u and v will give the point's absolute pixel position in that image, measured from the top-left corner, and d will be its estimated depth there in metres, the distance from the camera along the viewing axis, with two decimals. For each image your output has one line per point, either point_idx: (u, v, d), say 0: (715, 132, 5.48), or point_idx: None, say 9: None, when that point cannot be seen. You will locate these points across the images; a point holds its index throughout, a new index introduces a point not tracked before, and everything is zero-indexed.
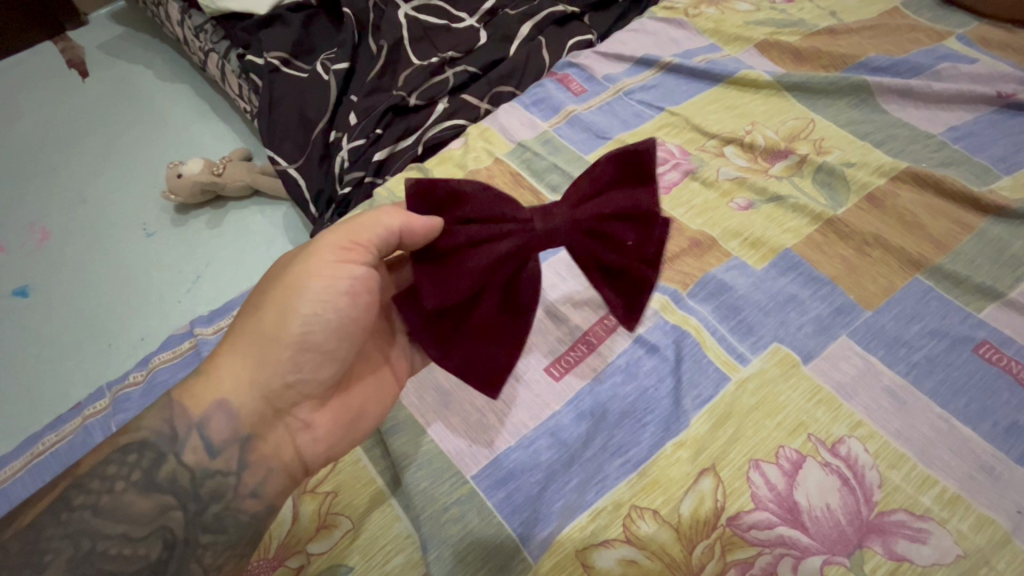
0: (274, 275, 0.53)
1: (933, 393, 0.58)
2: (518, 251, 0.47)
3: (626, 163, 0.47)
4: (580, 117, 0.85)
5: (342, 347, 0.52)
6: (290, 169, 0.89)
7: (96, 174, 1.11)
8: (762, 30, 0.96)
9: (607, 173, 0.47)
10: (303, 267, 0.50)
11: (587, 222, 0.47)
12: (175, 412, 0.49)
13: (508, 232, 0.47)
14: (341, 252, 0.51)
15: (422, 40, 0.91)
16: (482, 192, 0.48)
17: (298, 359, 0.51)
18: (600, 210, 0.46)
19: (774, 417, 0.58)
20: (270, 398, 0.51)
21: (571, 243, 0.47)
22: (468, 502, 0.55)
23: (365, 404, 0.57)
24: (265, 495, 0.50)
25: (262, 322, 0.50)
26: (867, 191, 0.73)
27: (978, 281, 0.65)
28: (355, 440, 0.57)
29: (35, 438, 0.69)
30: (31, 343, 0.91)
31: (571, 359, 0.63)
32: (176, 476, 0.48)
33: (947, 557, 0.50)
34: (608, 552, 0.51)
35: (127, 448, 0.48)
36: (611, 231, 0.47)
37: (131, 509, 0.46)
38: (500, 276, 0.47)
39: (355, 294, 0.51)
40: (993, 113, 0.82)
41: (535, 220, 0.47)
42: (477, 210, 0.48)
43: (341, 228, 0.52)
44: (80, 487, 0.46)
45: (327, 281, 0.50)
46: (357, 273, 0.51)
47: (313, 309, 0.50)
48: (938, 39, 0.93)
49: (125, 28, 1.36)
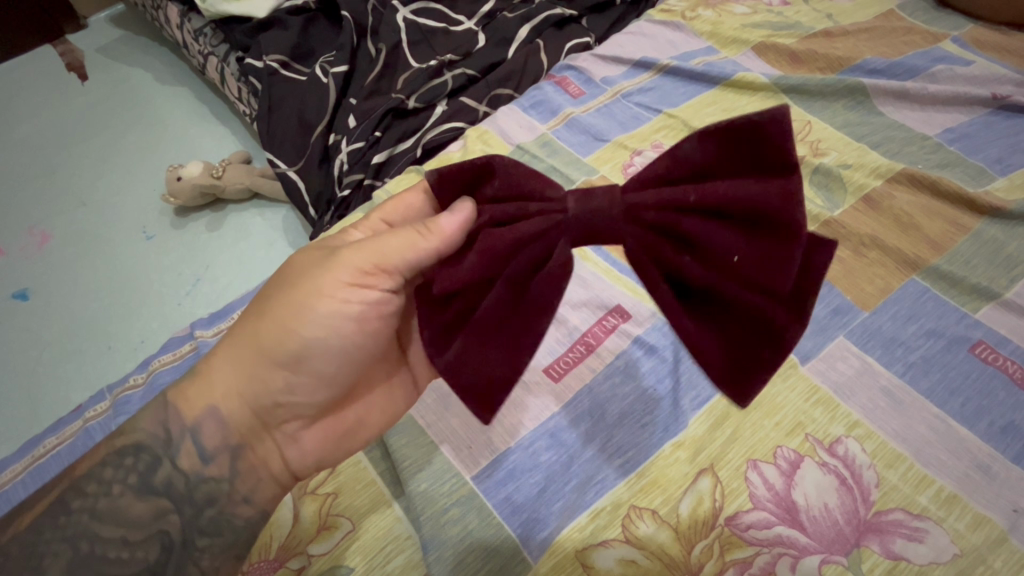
0: (284, 280, 0.51)
1: (930, 393, 0.59)
2: (545, 234, 0.40)
3: (737, 149, 0.38)
4: (578, 120, 0.85)
5: (339, 370, 0.51)
6: (288, 171, 0.89)
7: (95, 177, 1.11)
8: (758, 33, 0.96)
9: (706, 157, 0.39)
10: (314, 284, 0.49)
11: (651, 210, 0.39)
12: (170, 415, 0.49)
13: (535, 212, 0.40)
14: (358, 274, 0.48)
15: (420, 43, 0.92)
16: (511, 165, 0.42)
17: (292, 379, 0.50)
18: (680, 200, 0.39)
19: (771, 418, 0.58)
20: (261, 412, 0.51)
21: (624, 236, 0.39)
22: (468, 502, 0.55)
23: (358, 419, 0.57)
24: (258, 500, 0.51)
25: (260, 334, 0.49)
26: (862, 193, 0.74)
27: (974, 282, 0.65)
28: (344, 453, 0.57)
29: (35, 440, 0.69)
30: (30, 347, 0.91)
31: (570, 361, 0.63)
32: (172, 479, 0.48)
33: (944, 556, 0.50)
34: (608, 552, 0.52)
35: (123, 450, 0.48)
36: (694, 231, 0.39)
37: (129, 512, 0.47)
38: (517, 266, 0.41)
39: (363, 320, 0.50)
40: (988, 115, 0.82)
41: (569, 202, 0.39)
42: (504, 187, 0.42)
43: (364, 249, 0.48)
44: (77, 491, 0.46)
45: (332, 305, 0.48)
46: (370, 298, 0.49)
47: (315, 333, 0.49)
48: (933, 41, 0.94)
49: (123, 32, 1.37)
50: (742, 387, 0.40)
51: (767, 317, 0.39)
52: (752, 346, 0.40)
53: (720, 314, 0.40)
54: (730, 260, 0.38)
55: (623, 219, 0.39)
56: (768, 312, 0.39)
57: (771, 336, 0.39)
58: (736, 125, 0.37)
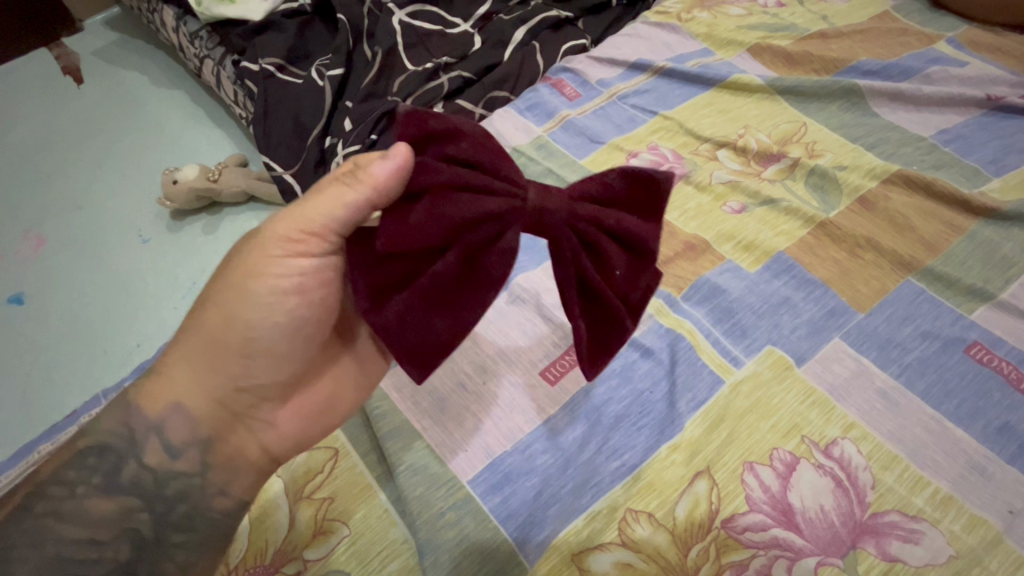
0: (220, 269, 0.51)
1: (926, 395, 0.59)
2: (503, 216, 0.38)
3: (644, 188, 0.40)
4: (574, 122, 0.85)
5: (296, 345, 0.51)
6: (285, 174, 0.89)
7: (89, 180, 1.11)
8: (753, 35, 0.97)
9: (621, 188, 0.40)
10: (247, 264, 0.48)
11: (585, 222, 0.39)
12: (134, 414, 0.50)
13: (500, 190, 0.39)
14: (292, 244, 0.46)
15: (415, 46, 0.91)
16: (482, 137, 0.41)
17: (249, 363, 0.50)
18: (600, 220, 0.39)
19: (767, 420, 0.58)
20: (225, 402, 0.51)
21: (560, 236, 0.39)
22: (464, 506, 0.55)
23: (331, 394, 0.56)
24: (234, 492, 0.52)
25: (206, 326, 0.49)
26: (858, 195, 0.74)
27: (969, 283, 0.66)
28: (323, 428, 0.57)
29: (30, 446, 0.70)
30: (24, 351, 0.91)
31: (565, 364, 0.63)
32: (139, 477, 0.49)
33: (939, 558, 0.50)
34: (604, 555, 0.52)
35: (86, 452, 0.49)
36: (604, 247, 0.40)
37: (95, 510, 0.48)
38: (473, 237, 0.39)
39: (305, 290, 0.48)
40: (982, 116, 0.83)
41: (530, 191, 0.39)
42: (471, 149, 0.40)
43: (286, 216, 0.47)
44: (41, 494, 0.47)
45: (271, 281, 0.47)
46: (306, 266, 0.47)
47: (260, 313, 0.48)
48: (929, 42, 0.94)
49: (120, 35, 1.37)
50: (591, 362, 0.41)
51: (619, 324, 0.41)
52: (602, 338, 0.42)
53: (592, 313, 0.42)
54: (612, 274, 0.41)
55: (567, 224, 0.39)
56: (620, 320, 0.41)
57: (617, 328, 0.41)
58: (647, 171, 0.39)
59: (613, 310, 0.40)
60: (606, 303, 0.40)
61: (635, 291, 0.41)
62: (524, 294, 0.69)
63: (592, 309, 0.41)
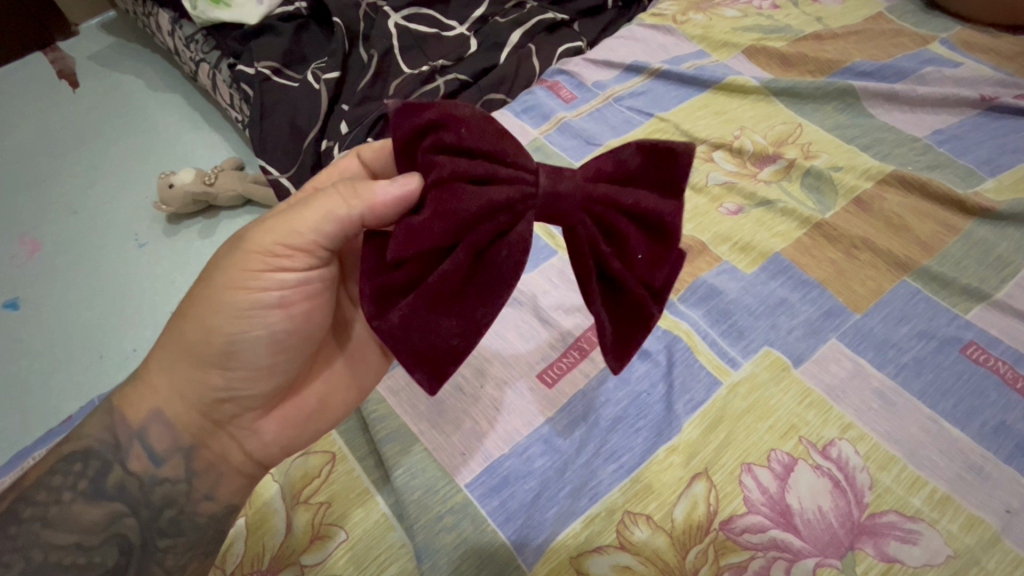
0: (201, 276, 0.50)
1: (922, 394, 0.59)
2: (512, 207, 0.38)
3: (656, 162, 0.40)
4: (569, 124, 0.85)
5: (278, 358, 0.50)
6: (282, 178, 0.89)
7: (85, 184, 1.10)
8: (749, 36, 0.97)
9: (636, 164, 0.40)
10: (226, 276, 0.47)
11: (599, 204, 0.39)
12: (117, 420, 0.50)
13: (506, 178, 0.39)
14: (274, 259, 0.46)
15: (411, 49, 0.91)
16: (482, 121, 0.40)
17: (228, 375, 0.49)
18: (615, 200, 0.39)
19: (764, 422, 0.58)
20: (205, 412, 0.50)
21: (573, 221, 0.39)
22: (461, 511, 0.55)
23: (320, 403, 0.56)
24: (220, 497, 0.52)
25: (185, 334, 0.48)
26: (854, 195, 0.74)
27: (964, 283, 0.66)
28: (310, 436, 0.57)
29: (25, 453, 0.70)
30: (20, 355, 0.90)
31: (563, 367, 0.63)
32: (124, 483, 0.49)
33: (937, 558, 0.50)
34: (602, 558, 0.52)
35: (70, 457, 0.49)
36: (624, 229, 0.40)
37: (82, 518, 0.47)
38: (481, 231, 0.38)
39: (289, 305, 0.48)
40: (976, 116, 0.83)
41: (540, 177, 0.39)
42: (472, 136, 0.39)
43: (270, 230, 0.46)
44: (27, 500, 0.47)
45: (252, 294, 0.46)
46: (289, 281, 0.47)
47: (239, 328, 0.47)
48: (922, 43, 0.95)
49: (116, 39, 1.37)
50: (619, 357, 0.41)
51: (642, 306, 0.40)
52: (624, 324, 0.41)
53: (614, 299, 0.41)
54: (635, 257, 0.40)
55: (580, 208, 0.39)
56: (641, 302, 0.40)
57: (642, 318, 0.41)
58: (658, 147, 0.39)
59: (636, 297, 0.40)
60: (630, 291, 0.40)
61: (658, 276, 0.40)
62: (520, 296, 0.69)
63: (611, 295, 0.41)
